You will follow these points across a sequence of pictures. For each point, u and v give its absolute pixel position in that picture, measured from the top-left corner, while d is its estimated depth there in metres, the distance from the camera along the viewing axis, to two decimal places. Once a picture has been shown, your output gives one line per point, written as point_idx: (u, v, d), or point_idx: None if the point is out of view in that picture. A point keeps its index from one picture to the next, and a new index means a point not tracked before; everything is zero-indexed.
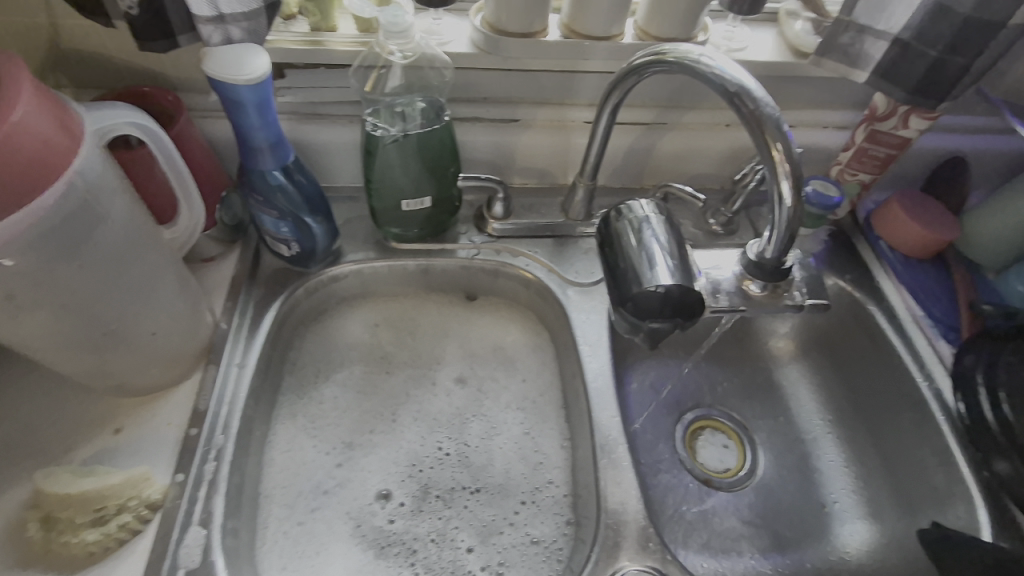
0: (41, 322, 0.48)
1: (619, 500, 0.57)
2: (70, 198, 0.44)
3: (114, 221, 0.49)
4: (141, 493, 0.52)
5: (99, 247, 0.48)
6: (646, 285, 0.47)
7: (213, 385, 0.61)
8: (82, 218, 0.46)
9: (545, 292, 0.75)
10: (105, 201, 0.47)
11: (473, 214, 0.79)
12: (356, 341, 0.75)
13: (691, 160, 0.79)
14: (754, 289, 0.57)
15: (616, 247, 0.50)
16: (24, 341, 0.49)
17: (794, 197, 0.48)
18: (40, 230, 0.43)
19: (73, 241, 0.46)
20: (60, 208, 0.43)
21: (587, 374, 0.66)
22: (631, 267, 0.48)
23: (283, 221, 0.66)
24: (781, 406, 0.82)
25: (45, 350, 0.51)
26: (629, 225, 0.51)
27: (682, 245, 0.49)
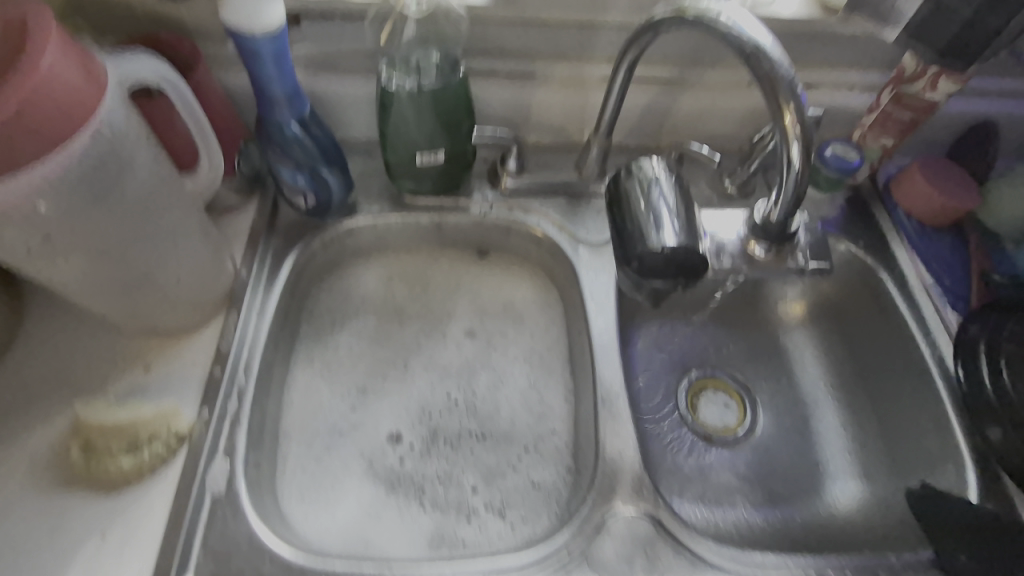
0: (73, 264, 0.50)
1: (618, 450, 0.60)
2: (98, 147, 0.46)
3: (141, 169, 0.51)
4: (171, 425, 0.56)
5: (126, 195, 0.50)
6: (651, 246, 0.48)
7: (235, 329, 0.64)
8: (110, 165, 0.48)
9: (556, 250, 0.75)
10: (130, 149, 0.49)
11: (487, 170, 0.79)
12: (370, 293, 0.78)
13: (710, 119, 0.78)
14: (758, 252, 0.61)
15: (624, 206, 0.51)
16: (60, 281, 0.52)
17: (803, 163, 0.51)
18: (74, 175, 0.45)
19: (101, 188, 0.48)
20: (89, 156, 0.46)
21: (593, 331, 0.68)
22: (637, 227, 0.49)
23: (299, 172, 0.67)
24: (785, 369, 0.83)
25: (78, 290, 0.54)
26: (638, 184, 0.51)
27: (688, 206, 0.50)
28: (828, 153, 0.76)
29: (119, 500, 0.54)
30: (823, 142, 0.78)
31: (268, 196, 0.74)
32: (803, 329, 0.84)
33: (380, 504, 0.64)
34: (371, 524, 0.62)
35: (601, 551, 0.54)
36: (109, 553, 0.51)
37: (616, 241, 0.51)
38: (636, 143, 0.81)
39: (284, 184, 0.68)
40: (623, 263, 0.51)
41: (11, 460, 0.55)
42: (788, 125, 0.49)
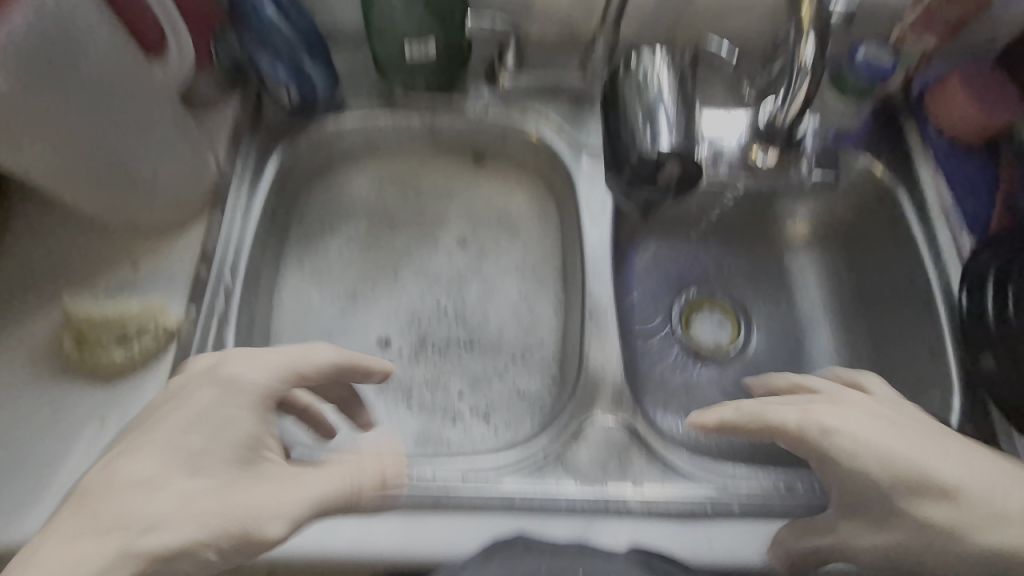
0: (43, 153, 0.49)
1: (601, 362, 0.60)
2: (44, 20, 0.43)
3: (99, 49, 0.48)
4: (159, 319, 0.57)
5: (86, 76, 0.48)
6: (645, 153, 0.45)
7: (220, 228, 0.63)
8: (64, 43, 0.45)
9: (554, 157, 0.71)
10: (83, 25, 0.46)
11: (484, 67, 0.73)
12: (362, 197, 0.75)
13: (732, 13, 0.70)
14: (760, 158, 0.62)
15: (618, 108, 0.46)
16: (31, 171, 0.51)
17: (816, 63, 0.48)
18: (24, 54, 0.43)
19: (59, 68, 0.46)
20: (35, 29, 0.43)
21: (586, 243, 0.65)
22: (632, 132, 0.45)
23: (280, 62, 0.63)
24: (786, 291, 0.81)
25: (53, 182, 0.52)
26: (634, 84, 0.46)
27: (689, 108, 0.46)
28: (860, 56, 0.68)
29: (115, 390, 0.56)
30: (854, 43, 0.71)
31: (251, 89, 0.69)
32: (809, 250, 0.81)
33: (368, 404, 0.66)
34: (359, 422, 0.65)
35: (577, 456, 0.55)
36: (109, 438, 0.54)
37: (609, 148, 0.47)
38: (649, 39, 0.73)
39: (264, 76, 0.64)
40: (615, 172, 0.47)
41: (11, 348, 0.57)
42: (806, 17, 0.47)
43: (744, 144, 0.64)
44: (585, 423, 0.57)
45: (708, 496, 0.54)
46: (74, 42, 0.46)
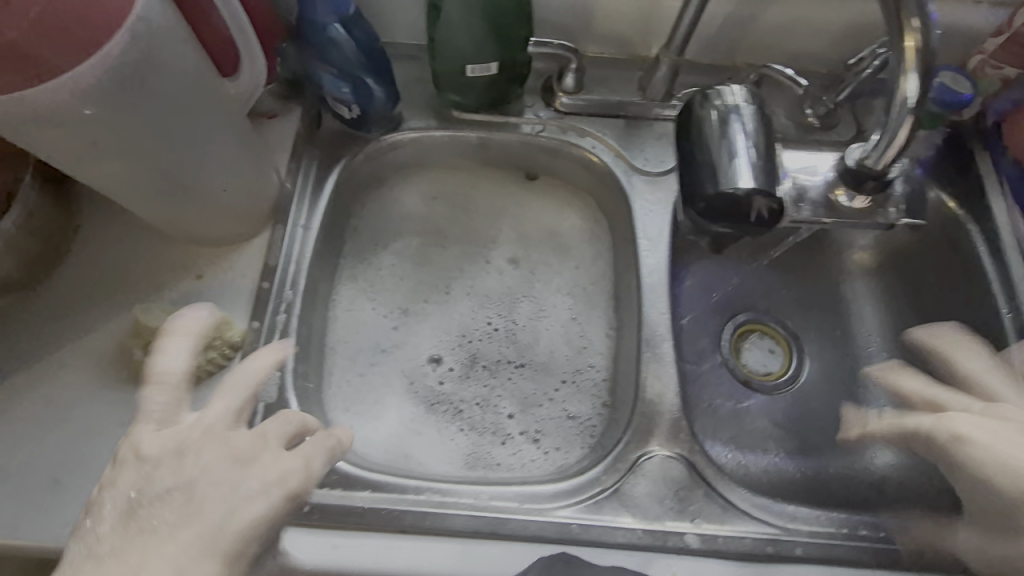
0: (123, 169, 0.50)
1: (658, 392, 0.59)
2: (135, 43, 0.43)
3: (181, 71, 0.48)
4: (224, 334, 0.57)
5: (167, 98, 0.47)
6: (723, 185, 0.43)
7: (282, 242, 0.64)
8: (148, 68, 0.45)
9: (609, 179, 0.70)
10: (167, 48, 0.46)
11: (541, 84, 0.72)
12: (413, 211, 0.75)
13: (800, 33, 0.68)
14: (843, 200, 0.57)
15: (696, 135, 0.46)
16: (109, 185, 0.52)
17: (920, 98, 0.47)
18: (114, 78, 0.43)
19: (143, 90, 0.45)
20: (125, 51, 0.43)
21: (643, 269, 0.64)
22: (710, 163, 0.44)
23: (343, 80, 0.62)
24: (842, 320, 0.79)
25: (129, 195, 0.54)
26: (715, 113, 0.46)
27: (768, 148, 0.45)
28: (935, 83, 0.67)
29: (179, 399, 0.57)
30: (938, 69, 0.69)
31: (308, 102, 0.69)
32: (867, 280, 0.79)
33: (419, 420, 0.67)
34: (411, 440, 0.66)
35: (635, 489, 0.55)
36: None
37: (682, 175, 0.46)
38: (711, 59, 0.72)
39: (326, 93, 0.63)
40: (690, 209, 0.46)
41: (81, 356, 0.59)
42: (909, 58, 0.47)
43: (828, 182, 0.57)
44: (641, 455, 0.57)
45: (768, 536, 0.53)
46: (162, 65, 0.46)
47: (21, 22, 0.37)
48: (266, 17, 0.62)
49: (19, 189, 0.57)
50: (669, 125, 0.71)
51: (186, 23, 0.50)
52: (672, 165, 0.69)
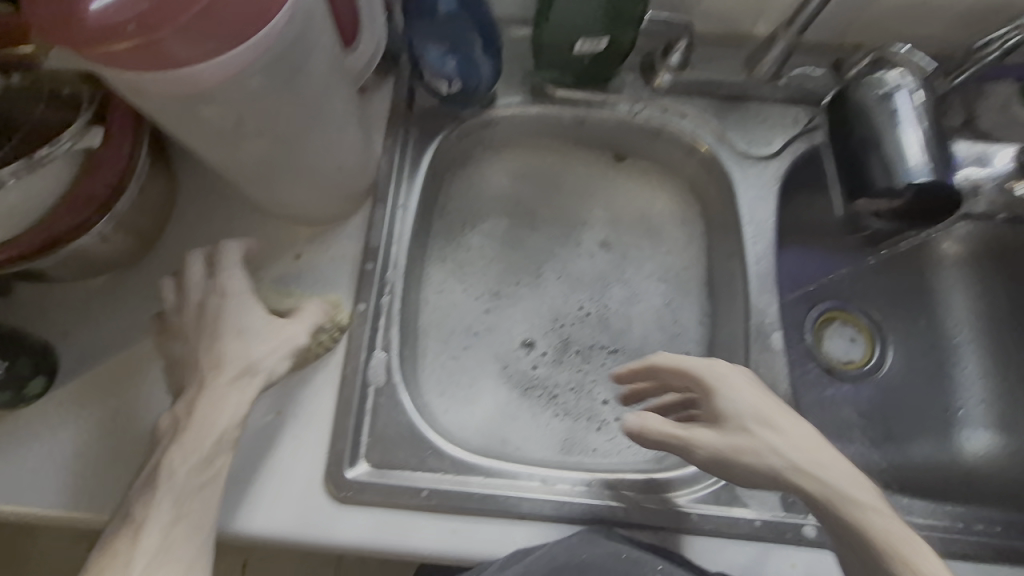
0: (255, 149, 0.46)
1: (769, 381, 0.59)
2: (296, 20, 0.38)
3: (325, 47, 0.43)
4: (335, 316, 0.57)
5: (312, 75, 0.43)
6: (892, 175, 0.51)
7: (383, 223, 0.62)
8: (302, 44, 0.40)
9: (711, 163, 0.68)
10: (318, 23, 0.41)
11: (641, 61, 0.69)
12: (501, 192, 0.73)
13: (921, 13, 0.65)
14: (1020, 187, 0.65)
15: (862, 129, 0.54)
16: (238, 168, 0.49)
17: None
18: (271, 57, 0.38)
19: (294, 67, 0.40)
20: (286, 29, 0.38)
21: (750, 257, 0.63)
22: (879, 156, 0.52)
23: (450, 55, 0.59)
24: (927, 309, 0.78)
25: (253, 177, 0.51)
26: (878, 105, 0.53)
27: (939, 137, 0.52)
28: None
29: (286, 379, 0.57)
30: None
31: (402, 76, 0.66)
32: (956, 270, 0.78)
33: (514, 405, 0.66)
34: (507, 424, 0.65)
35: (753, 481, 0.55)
36: (285, 428, 0.55)
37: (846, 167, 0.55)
38: (819, 38, 0.69)
39: (426, 68, 0.60)
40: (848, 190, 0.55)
41: None
42: None
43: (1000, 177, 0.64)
44: None
45: None
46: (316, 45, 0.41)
47: (182, 12, 0.32)
48: None
49: (135, 158, 0.49)
50: (773, 106, 0.68)
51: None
52: (777, 149, 0.67)
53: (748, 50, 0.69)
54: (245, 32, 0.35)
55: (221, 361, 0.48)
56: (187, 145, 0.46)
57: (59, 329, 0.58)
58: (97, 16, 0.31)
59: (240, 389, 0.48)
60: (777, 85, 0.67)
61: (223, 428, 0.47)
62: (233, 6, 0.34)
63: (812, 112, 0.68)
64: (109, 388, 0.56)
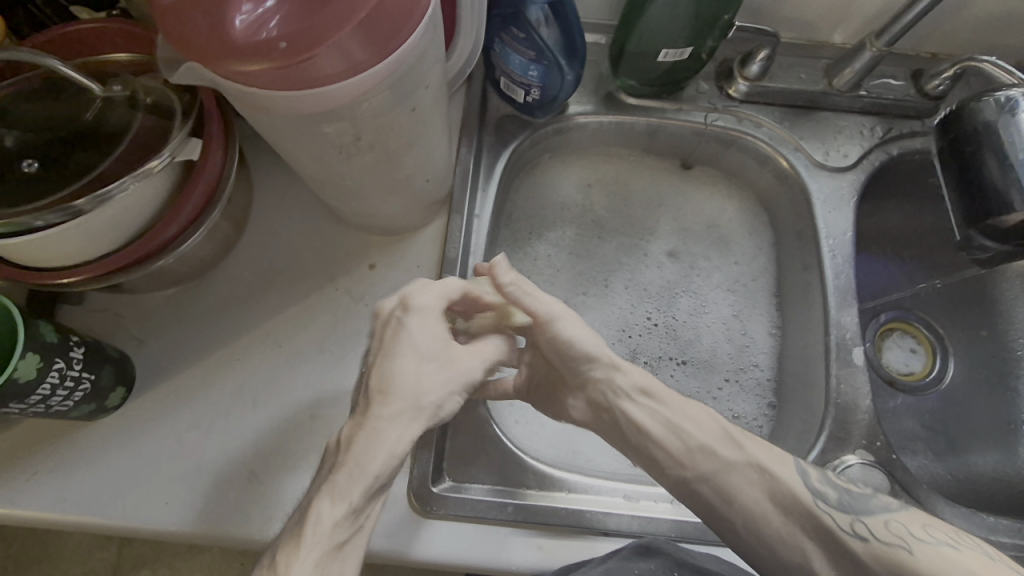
0: (361, 163, 0.46)
1: (850, 397, 0.59)
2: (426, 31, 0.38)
3: (438, 57, 0.43)
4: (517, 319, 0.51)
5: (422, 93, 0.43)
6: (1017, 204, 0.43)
7: (459, 232, 0.61)
8: (419, 65, 0.40)
9: (786, 174, 0.67)
10: (433, 46, 0.41)
11: (717, 69, 0.68)
12: (568, 200, 0.73)
13: (1003, 25, 0.64)
14: None
15: (975, 151, 0.45)
16: (340, 179, 0.48)
17: None
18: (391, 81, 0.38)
19: (409, 88, 0.41)
20: (417, 40, 0.38)
21: (828, 270, 0.62)
22: (996, 180, 0.44)
23: (534, 63, 0.59)
24: (991, 320, 0.76)
25: (349, 186, 0.50)
26: (996, 122, 0.44)
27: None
28: None
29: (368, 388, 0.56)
30: None
31: (475, 82, 0.66)
32: None
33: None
34: (579, 436, 0.64)
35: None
36: None
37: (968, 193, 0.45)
38: (896, 48, 0.68)
39: (511, 74, 0.60)
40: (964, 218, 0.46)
41: (264, 343, 0.58)
42: None
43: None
44: (835, 464, 0.57)
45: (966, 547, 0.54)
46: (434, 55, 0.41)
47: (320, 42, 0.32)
48: None
49: (224, 173, 0.51)
50: (849, 117, 0.67)
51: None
52: (854, 160, 0.66)
53: (824, 59, 0.68)
54: (375, 50, 0.36)
55: (389, 391, 0.43)
56: (292, 156, 0.45)
57: (137, 337, 0.58)
58: (242, 32, 0.31)
59: (405, 423, 0.43)
60: (856, 95, 0.66)
61: (382, 470, 0.41)
62: (366, 32, 0.34)
63: (887, 124, 0.67)
64: (190, 397, 0.56)
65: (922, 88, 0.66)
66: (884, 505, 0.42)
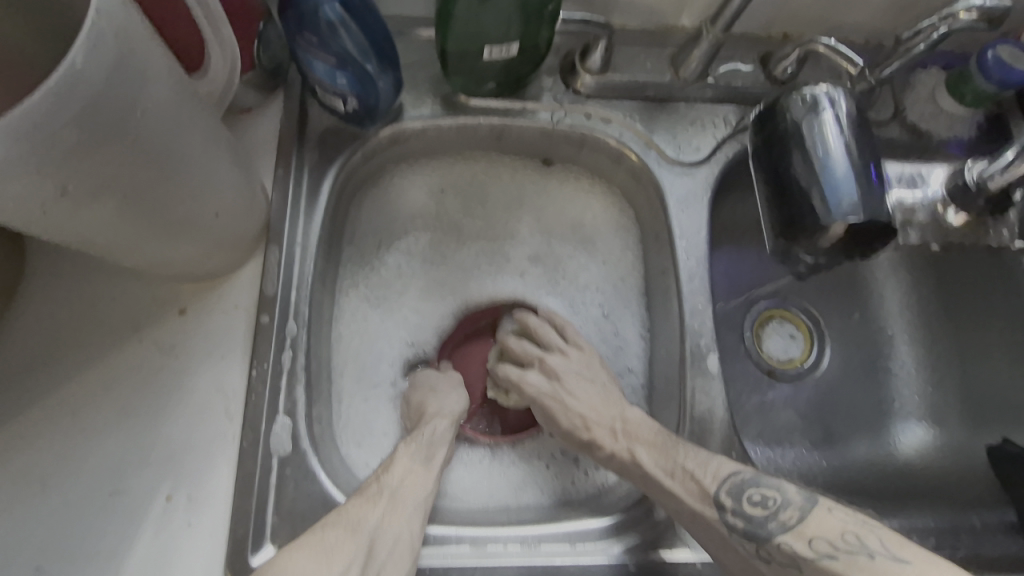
0: (101, 218, 0.36)
1: (706, 408, 0.57)
2: (107, 50, 0.30)
3: (161, 78, 0.35)
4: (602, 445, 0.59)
5: (150, 120, 0.35)
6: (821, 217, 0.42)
7: (278, 267, 0.55)
8: (121, 78, 0.32)
9: (639, 172, 0.63)
10: (144, 51, 0.33)
11: (560, 63, 0.63)
12: (418, 208, 0.66)
13: (845, 4, 0.61)
14: (950, 216, 0.55)
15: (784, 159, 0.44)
16: (86, 241, 0.39)
17: None
18: (90, 107, 0.30)
19: (118, 115, 0.32)
20: (96, 61, 0.30)
21: (682, 274, 0.60)
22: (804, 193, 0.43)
23: (339, 70, 0.52)
24: (862, 301, 0.76)
25: (111, 248, 0.41)
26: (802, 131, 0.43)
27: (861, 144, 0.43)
28: (991, 56, 0.59)
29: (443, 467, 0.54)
30: (991, 41, 0.60)
31: (294, 91, 0.59)
32: (888, 263, 0.76)
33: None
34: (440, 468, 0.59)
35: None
36: (179, 516, 0.49)
37: (778, 202, 0.45)
38: (743, 31, 0.65)
39: (319, 82, 0.53)
40: (775, 232, 0.46)
41: (54, 414, 0.50)
42: None
43: (934, 200, 0.55)
44: None
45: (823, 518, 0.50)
46: (138, 67, 0.32)
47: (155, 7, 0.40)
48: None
49: None
50: (699, 107, 0.64)
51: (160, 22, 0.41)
52: (706, 154, 0.63)
53: (671, 47, 0.64)
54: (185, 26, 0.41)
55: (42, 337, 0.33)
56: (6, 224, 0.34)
57: None
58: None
59: None
60: (704, 84, 0.63)
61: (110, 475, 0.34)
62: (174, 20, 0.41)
63: (742, 111, 0.64)
64: None
65: (772, 73, 0.63)
66: (780, 525, 0.46)
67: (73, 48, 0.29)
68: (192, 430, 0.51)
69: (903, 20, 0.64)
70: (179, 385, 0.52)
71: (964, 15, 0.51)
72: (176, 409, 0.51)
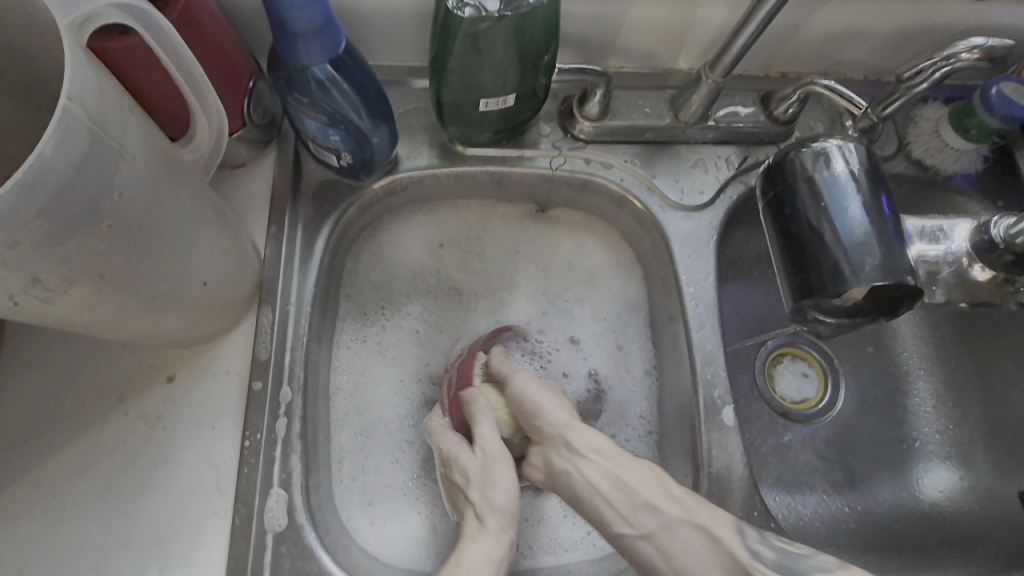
0: (79, 297, 0.37)
1: (724, 464, 0.54)
2: (75, 139, 0.32)
3: (136, 158, 0.36)
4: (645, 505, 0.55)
5: (124, 196, 0.36)
6: (842, 278, 0.42)
7: (272, 329, 0.52)
8: (93, 158, 0.33)
9: (642, 214, 0.62)
10: (117, 129, 0.34)
11: (559, 108, 0.62)
12: (417, 257, 0.64)
13: (843, 43, 0.61)
14: (974, 272, 0.49)
15: (797, 216, 0.44)
16: (65, 321, 0.39)
17: None
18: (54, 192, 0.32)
19: (91, 195, 0.34)
20: (64, 151, 0.31)
21: (691, 320, 0.58)
22: (821, 253, 0.43)
23: (331, 128, 0.50)
24: (875, 335, 0.73)
25: (96, 325, 0.41)
26: (810, 190, 0.44)
27: (879, 203, 0.43)
28: (995, 92, 0.58)
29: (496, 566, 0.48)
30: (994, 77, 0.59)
31: (288, 145, 0.58)
32: None
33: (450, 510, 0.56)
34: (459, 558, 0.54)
35: None
36: None
37: (793, 261, 0.44)
38: (743, 71, 0.64)
39: (312, 138, 0.52)
40: (792, 291, 0.45)
41: (34, 495, 0.48)
42: None
43: (959, 255, 0.49)
44: None
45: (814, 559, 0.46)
46: (105, 151, 0.34)
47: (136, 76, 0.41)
48: (234, 54, 0.49)
49: None
50: (701, 149, 0.63)
51: (137, 86, 0.42)
52: (710, 196, 0.61)
53: (670, 89, 0.63)
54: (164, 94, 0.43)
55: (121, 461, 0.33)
56: None
57: None
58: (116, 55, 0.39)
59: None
60: (706, 126, 0.61)
61: None
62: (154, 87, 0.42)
63: (744, 152, 0.63)
64: None
65: (772, 113, 0.62)
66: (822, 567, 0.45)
67: (41, 141, 0.30)
68: (179, 508, 0.48)
69: (903, 56, 0.63)
70: (167, 460, 0.49)
71: (965, 55, 0.50)
72: (164, 484, 0.48)
